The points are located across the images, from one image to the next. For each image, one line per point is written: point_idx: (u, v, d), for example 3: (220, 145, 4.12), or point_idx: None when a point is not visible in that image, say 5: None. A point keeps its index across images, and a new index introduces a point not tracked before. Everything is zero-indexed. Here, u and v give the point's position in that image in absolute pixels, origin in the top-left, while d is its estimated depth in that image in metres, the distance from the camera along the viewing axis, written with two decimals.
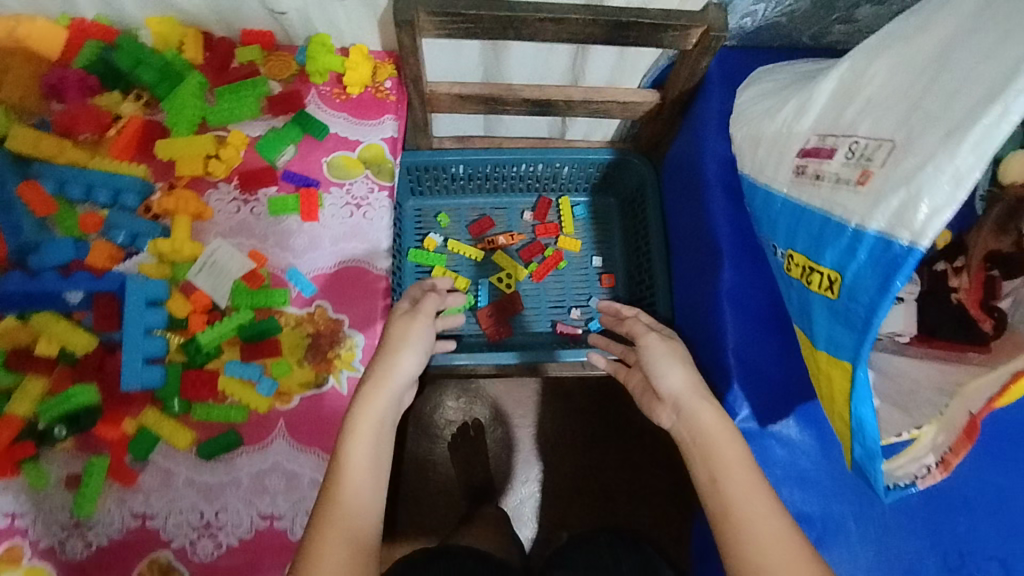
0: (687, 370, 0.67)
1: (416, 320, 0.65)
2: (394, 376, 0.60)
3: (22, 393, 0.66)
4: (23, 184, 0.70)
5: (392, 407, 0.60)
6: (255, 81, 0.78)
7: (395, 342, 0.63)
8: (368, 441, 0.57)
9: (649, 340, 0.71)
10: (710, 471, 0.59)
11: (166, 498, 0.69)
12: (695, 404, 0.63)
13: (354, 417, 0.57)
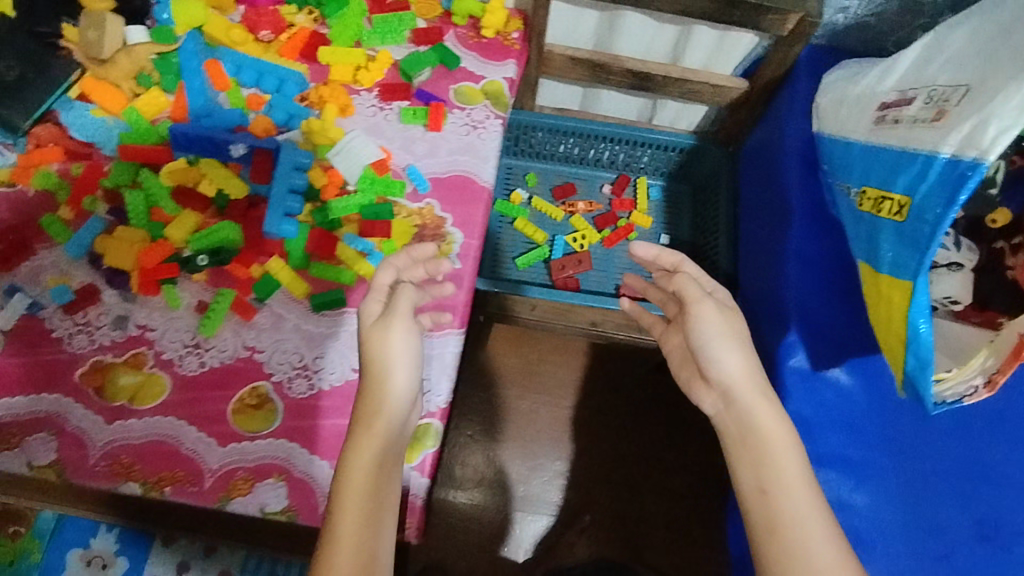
0: (743, 354, 0.66)
1: (390, 330, 0.64)
2: (387, 400, 0.62)
3: (179, 223, 0.78)
4: (208, 61, 0.86)
5: (390, 430, 0.62)
6: (403, 16, 0.92)
7: (380, 362, 0.64)
8: (367, 470, 0.60)
9: (703, 309, 0.67)
10: (759, 478, 0.61)
11: (275, 337, 0.78)
12: (751, 399, 0.63)
13: (352, 454, 0.60)
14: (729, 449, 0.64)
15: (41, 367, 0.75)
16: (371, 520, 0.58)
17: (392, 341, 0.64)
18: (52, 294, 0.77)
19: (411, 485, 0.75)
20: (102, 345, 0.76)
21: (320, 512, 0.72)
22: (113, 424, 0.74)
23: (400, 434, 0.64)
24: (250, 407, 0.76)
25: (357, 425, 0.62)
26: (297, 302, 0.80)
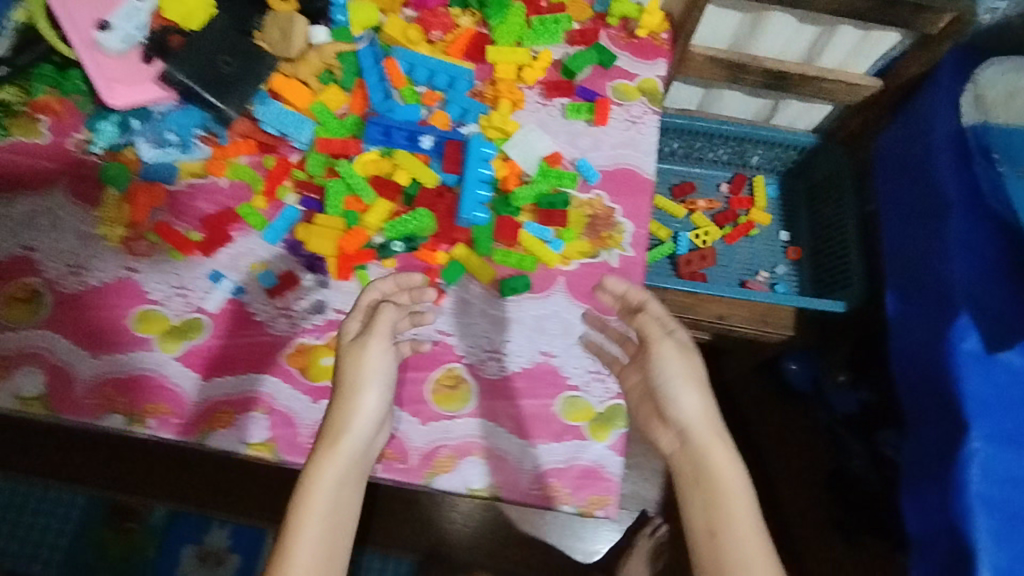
0: (703, 395, 0.67)
1: (368, 349, 0.67)
2: (357, 417, 0.65)
3: (374, 213, 0.81)
4: (386, 59, 0.89)
5: (356, 450, 0.64)
6: (559, 17, 0.95)
7: (353, 382, 0.66)
8: (328, 494, 0.61)
9: (664, 348, 0.68)
10: (708, 519, 0.62)
11: (464, 321, 0.81)
12: (706, 438, 0.65)
13: (315, 471, 0.62)
14: (683, 487, 0.65)
15: (249, 349, 0.78)
16: (330, 540, 0.60)
17: (369, 358, 0.66)
18: (259, 278, 0.80)
19: (605, 462, 0.77)
20: (305, 328, 0.79)
21: (523, 488, 0.76)
22: (319, 403, 0.76)
23: (366, 455, 0.66)
24: (447, 388, 0.79)
25: (320, 448, 0.63)
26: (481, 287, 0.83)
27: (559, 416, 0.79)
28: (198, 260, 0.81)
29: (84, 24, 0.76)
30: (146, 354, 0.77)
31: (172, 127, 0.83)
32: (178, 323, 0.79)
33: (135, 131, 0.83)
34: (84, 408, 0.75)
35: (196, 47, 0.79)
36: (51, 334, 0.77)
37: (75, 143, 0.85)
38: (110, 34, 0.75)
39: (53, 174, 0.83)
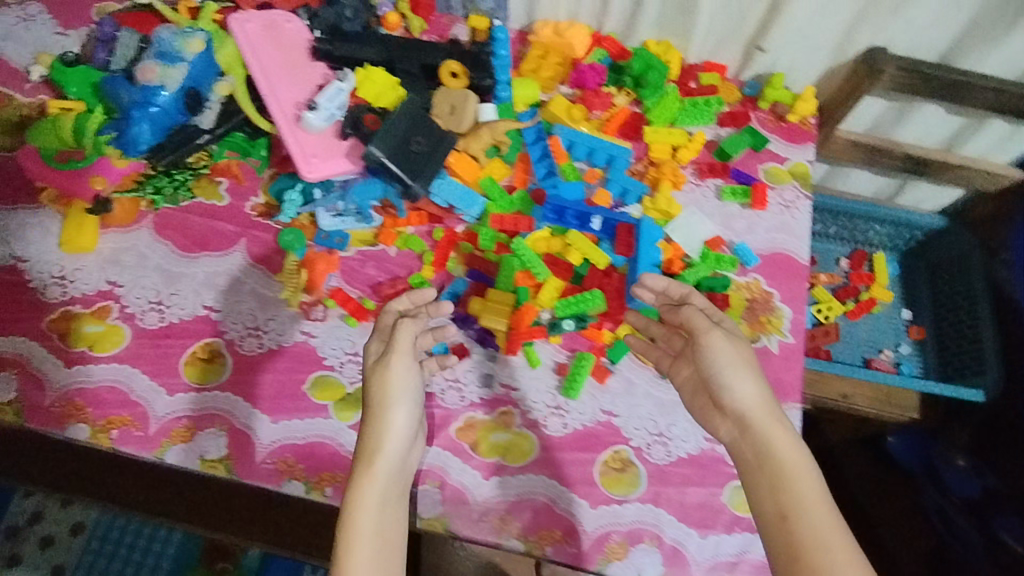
0: (757, 380, 0.66)
1: (393, 367, 0.70)
2: (391, 433, 0.66)
3: (545, 291, 0.83)
4: (551, 138, 0.92)
5: (397, 457, 0.65)
6: (711, 99, 0.98)
7: (382, 400, 0.68)
8: (374, 507, 0.61)
9: (712, 339, 0.68)
10: (778, 503, 0.58)
11: (629, 403, 0.81)
12: (766, 423, 0.63)
13: (359, 483, 0.63)
14: (747, 474, 0.62)
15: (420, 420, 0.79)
16: (386, 553, 0.59)
17: (394, 377, 0.69)
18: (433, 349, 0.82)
19: None
20: (473, 402, 0.80)
21: None
22: (490, 480, 0.78)
23: (403, 469, 0.66)
24: (616, 470, 0.78)
25: (359, 463, 0.64)
26: (644, 367, 0.83)
27: (727, 507, 0.77)
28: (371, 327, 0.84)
29: (288, 103, 0.81)
30: (322, 421, 0.79)
31: (351, 197, 0.85)
32: (351, 391, 0.80)
33: (316, 200, 0.86)
34: (266, 472, 0.77)
35: (389, 127, 0.80)
36: (231, 396, 0.79)
37: (252, 206, 0.89)
38: (311, 114, 0.78)
39: (234, 236, 0.87)
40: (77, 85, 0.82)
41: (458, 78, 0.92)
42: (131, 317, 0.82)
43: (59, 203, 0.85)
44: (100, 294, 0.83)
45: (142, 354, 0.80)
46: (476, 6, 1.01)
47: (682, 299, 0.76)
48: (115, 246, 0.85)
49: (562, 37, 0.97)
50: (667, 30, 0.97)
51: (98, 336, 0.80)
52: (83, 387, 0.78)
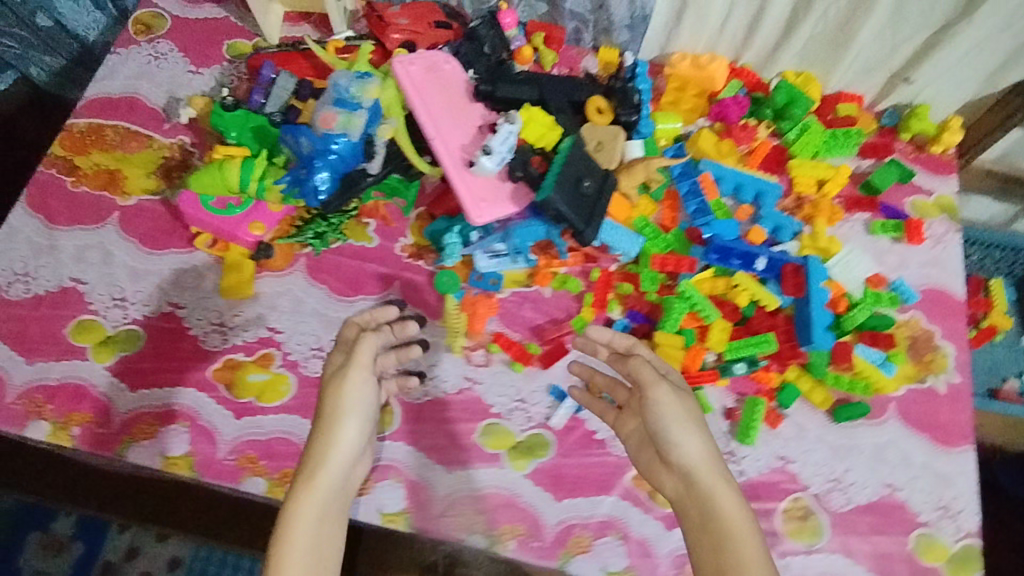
0: (704, 437, 0.67)
1: (350, 380, 0.70)
2: (336, 452, 0.67)
3: (715, 334, 0.81)
4: (701, 175, 0.90)
5: (338, 480, 0.66)
6: (852, 131, 0.96)
7: (334, 414, 0.69)
8: (312, 523, 0.63)
9: (659, 394, 0.68)
10: (718, 565, 0.61)
11: (802, 447, 0.81)
12: (712, 485, 0.64)
13: (299, 501, 0.64)
14: (689, 528, 0.64)
15: (596, 468, 0.78)
16: (320, 565, 0.62)
17: (348, 393, 0.69)
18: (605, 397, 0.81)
19: None
20: None
21: None
22: (673, 531, 0.76)
23: (344, 488, 0.67)
24: (798, 518, 0.78)
25: (299, 481, 0.65)
26: (814, 412, 0.83)
27: (915, 556, 0.78)
28: (535, 373, 0.82)
29: (454, 146, 0.79)
30: (497, 470, 0.77)
31: (511, 238, 0.83)
32: (523, 438, 0.79)
33: (473, 242, 0.84)
34: (446, 526, 0.75)
35: (560, 170, 0.78)
36: (403, 445, 0.78)
37: (402, 247, 0.87)
38: (485, 160, 0.77)
39: (388, 279, 0.85)
40: (237, 130, 0.81)
41: (604, 113, 0.91)
42: (294, 364, 0.80)
43: (219, 249, 0.84)
44: (262, 341, 0.81)
45: (310, 404, 0.78)
46: (609, 37, 0.99)
47: (626, 350, 0.76)
48: (272, 291, 0.83)
49: (704, 70, 0.96)
50: (809, 61, 0.95)
51: (265, 385, 0.79)
52: (256, 439, 0.76)
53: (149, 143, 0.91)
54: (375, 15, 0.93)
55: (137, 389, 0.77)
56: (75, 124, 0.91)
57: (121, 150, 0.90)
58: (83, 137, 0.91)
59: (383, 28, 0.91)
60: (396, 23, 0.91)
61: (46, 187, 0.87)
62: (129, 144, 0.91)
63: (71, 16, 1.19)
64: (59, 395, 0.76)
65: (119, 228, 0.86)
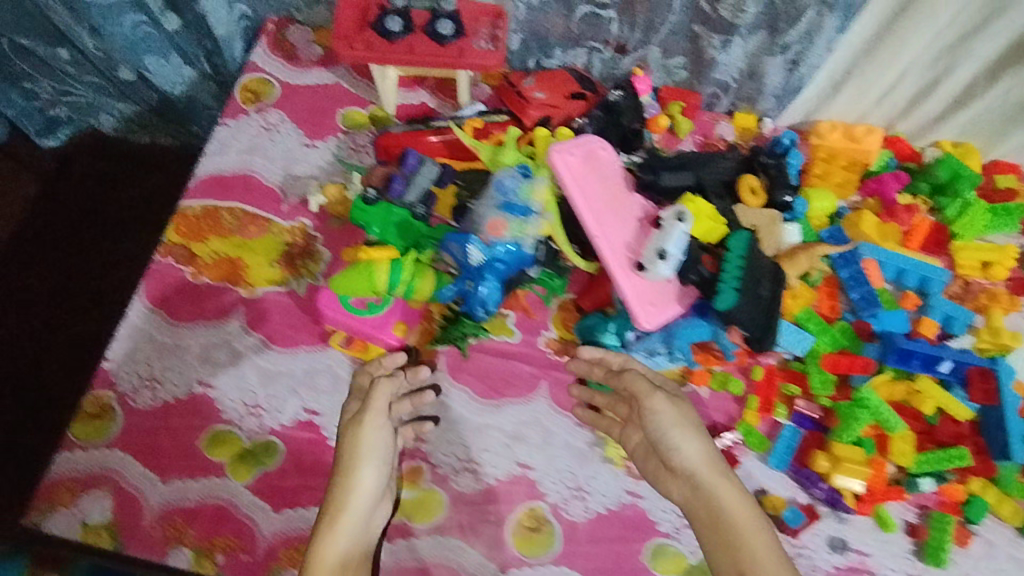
0: (703, 441, 0.66)
1: (364, 428, 0.68)
2: (356, 494, 0.65)
3: (899, 446, 0.74)
4: (866, 261, 0.83)
5: (360, 513, 0.64)
6: (1013, 208, 0.87)
7: (351, 459, 0.67)
8: (334, 567, 0.60)
9: (657, 402, 0.68)
10: (736, 564, 0.59)
11: (995, 567, 0.73)
12: (715, 481, 0.63)
13: (318, 545, 0.61)
14: (702, 535, 0.63)
15: None
16: None
17: (365, 437, 0.67)
18: (785, 517, 0.74)
19: None
20: (827, 571, 0.73)
21: None
22: None
23: (365, 531, 0.65)
24: None
25: (320, 527, 0.62)
26: (1004, 526, 0.74)
27: None
28: None
29: (619, 244, 0.73)
30: None
31: (674, 339, 0.76)
32: (694, 561, 0.73)
33: (631, 342, 0.78)
34: None
35: (737, 273, 0.72)
36: (565, 570, 0.72)
37: (545, 341, 0.81)
38: (660, 267, 0.70)
39: (534, 378, 0.79)
40: (379, 225, 0.75)
41: (757, 194, 0.85)
42: (445, 478, 0.75)
43: (358, 351, 0.78)
44: (407, 452, 0.76)
45: (463, 525, 0.73)
46: (749, 103, 0.93)
47: (620, 365, 0.74)
48: None
49: (858, 143, 0.89)
50: (970, 129, 0.88)
51: (415, 503, 0.74)
52: (412, 566, 0.71)
53: (268, 228, 0.85)
54: (513, 89, 0.85)
55: (281, 510, 0.72)
56: (189, 206, 0.86)
57: (240, 235, 0.85)
58: (199, 222, 0.85)
59: (524, 106, 0.84)
60: (535, 98, 0.85)
61: (165, 279, 0.82)
62: (248, 229, 0.85)
63: (159, 71, 1.08)
64: (199, 518, 0.71)
65: (245, 324, 0.80)
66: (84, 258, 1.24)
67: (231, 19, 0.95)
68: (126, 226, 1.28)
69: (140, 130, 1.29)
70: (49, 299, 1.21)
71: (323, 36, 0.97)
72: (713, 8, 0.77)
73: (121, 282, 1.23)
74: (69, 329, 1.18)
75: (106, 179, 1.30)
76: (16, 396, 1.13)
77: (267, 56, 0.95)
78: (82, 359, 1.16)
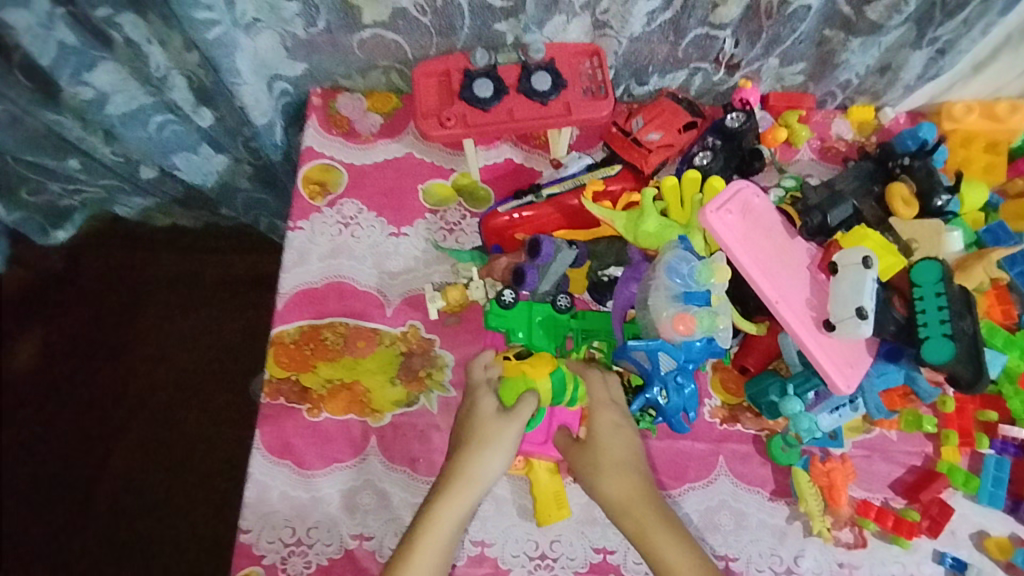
0: (620, 478, 0.63)
1: (511, 422, 0.63)
2: (481, 481, 0.62)
3: None
4: None
5: (469, 502, 0.62)
6: None
7: (487, 442, 0.63)
8: (438, 542, 0.60)
9: (570, 454, 0.67)
10: None
11: None
12: (632, 524, 0.62)
13: (432, 513, 0.61)
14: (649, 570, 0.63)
15: None
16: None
17: (507, 429, 0.63)
18: (1017, 560, 0.69)
19: None
20: None
21: None
22: None
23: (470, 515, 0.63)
24: None
25: (440, 493, 0.62)
26: None
27: None
28: (918, 542, 0.70)
29: (800, 305, 0.66)
30: None
31: (867, 394, 0.69)
32: None
33: (814, 403, 0.70)
34: None
35: (943, 313, 0.64)
36: None
37: (710, 410, 0.74)
38: (859, 327, 0.63)
39: (710, 457, 0.72)
40: (524, 328, 0.70)
41: (913, 202, 0.76)
42: None
43: (518, 466, 0.71)
44: (596, 568, 0.68)
45: None
46: (869, 95, 0.83)
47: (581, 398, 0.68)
48: (587, 502, 0.70)
49: (1003, 123, 0.80)
50: None
51: None
52: None
53: (378, 339, 0.76)
54: (625, 137, 0.75)
55: None
56: (283, 332, 0.75)
57: (349, 354, 0.75)
58: (300, 348, 0.75)
59: (644, 156, 0.74)
60: (652, 143, 0.74)
61: (283, 425, 0.72)
62: (356, 345, 0.75)
63: (190, 167, 0.93)
64: None
65: (383, 457, 0.72)
66: (159, 377, 1.20)
67: (273, 101, 0.82)
68: (193, 332, 1.23)
69: (161, 217, 1.15)
70: (138, 426, 1.17)
71: (378, 100, 0.84)
72: (858, 10, 0.70)
73: (211, 392, 1.20)
74: (174, 456, 1.17)
75: (152, 281, 1.23)
76: (141, 535, 1.13)
77: (323, 136, 0.83)
78: (199, 483, 1.16)
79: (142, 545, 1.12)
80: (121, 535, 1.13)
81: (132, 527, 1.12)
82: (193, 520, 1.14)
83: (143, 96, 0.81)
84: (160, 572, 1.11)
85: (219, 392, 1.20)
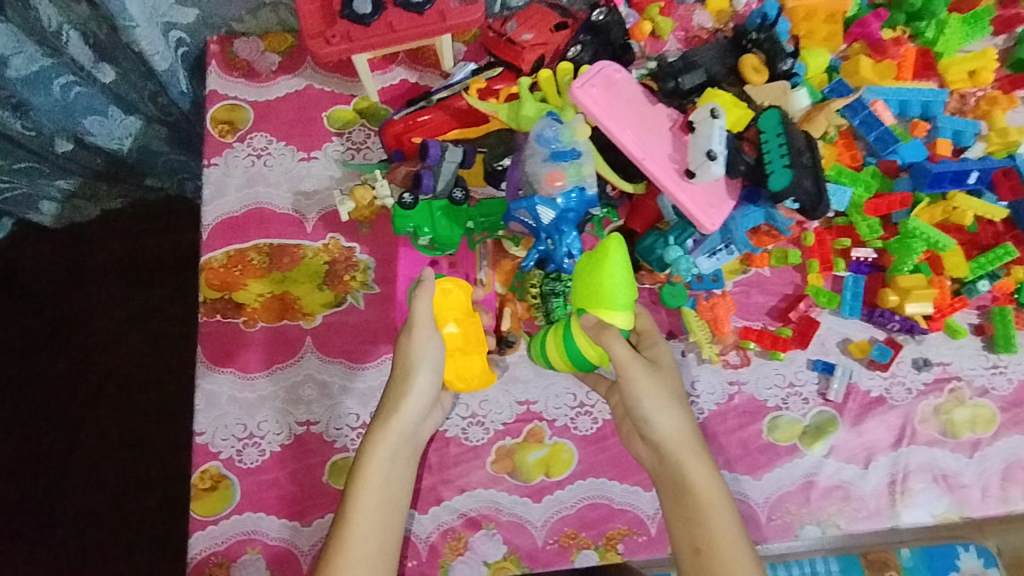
0: (678, 411, 0.68)
1: (417, 337, 0.69)
2: (410, 396, 0.69)
3: (951, 261, 0.81)
4: (874, 102, 0.86)
5: (406, 421, 0.69)
6: (981, 13, 0.91)
7: (405, 365, 0.70)
8: (383, 464, 0.67)
9: (634, 373, 0.67)
10: (692, 537, 0.65)
11: None
12: (682, 455, 0.67)
13: (371, 441, 0.68)
14: (664, 499, 0.68)
15: (889, 425, 0.78)
16: (388, 506, 0.67)
17: (415, 347, 0.69)
18: (874, 355, 0.80)
19: None
20: (918, 390, 0.80)
21: None
22: (975, 456, 0.78)
23: (416, 433, 0.70)
24: None
25: (377, 420, 0.69)
26: None
27: None
28: (793, 354, 0.81)
29: (664, 161, 0.75)
30: (799, 461, 0.77)
31: (732, 233, 0.79)
32: (809, 422, 0.78)
33: (692, 248, 0.80)
34: (775, 529, 0.76)
35: (781, 146, 0.75)
36: None
37: None
38: (711, 169, 0.73)
39: None
40: (428, 223, 0.77)
41: (761, 70, 0.86)
42: (565, 429, 0.77)
43: None
44: (521, 418, 0.77)
45: (597, 462, 0.76)
46: None
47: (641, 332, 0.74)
48: (508, 366, 0.79)
49: None
50: None
51: (548, 458, 0.76)
52: (568, 513, 0.75)
53: (302, 253, 0.83)
54: (501, 39, 0.83)
55: (427, 509, 0.75)
56: (211, 258, 0.82)
57: (276, 270, 0.82)
58: (228, 270, 0.81)
59: (519, 54, 0.82)
60: (525, 42, 0.82)
61: (222, 338, 0.79)
62: (282, 261, 0.82)
63: (103, 130, 0.98)
64: None
65: (319, 353, 0.79)
66: (111, 350, 1.24)
67: (171, 49, 0.88)
68: (132, 304, 1.24)
69: (88, 203, 1.17)
70: (99, 398, 1.22)
71: (273, 40, 0.90)
72: None
73: (161, 359, 1.23)
74: (137, 425, 1.21)
75: (85, 261, 1.24)
76: (118, 497, 1.18)
77: (225, 79, 0.89)
78: (163, 446, 1.20)
79: (121, 506, 1.18)
80: (101, 503, 1.18)
81: (112, 489, 1.19)
82: (163, 478, 1.19)
83: (41, 59, 0.85)
84: (141, 528, 1.17)
85: (169, 357, 1.23)
